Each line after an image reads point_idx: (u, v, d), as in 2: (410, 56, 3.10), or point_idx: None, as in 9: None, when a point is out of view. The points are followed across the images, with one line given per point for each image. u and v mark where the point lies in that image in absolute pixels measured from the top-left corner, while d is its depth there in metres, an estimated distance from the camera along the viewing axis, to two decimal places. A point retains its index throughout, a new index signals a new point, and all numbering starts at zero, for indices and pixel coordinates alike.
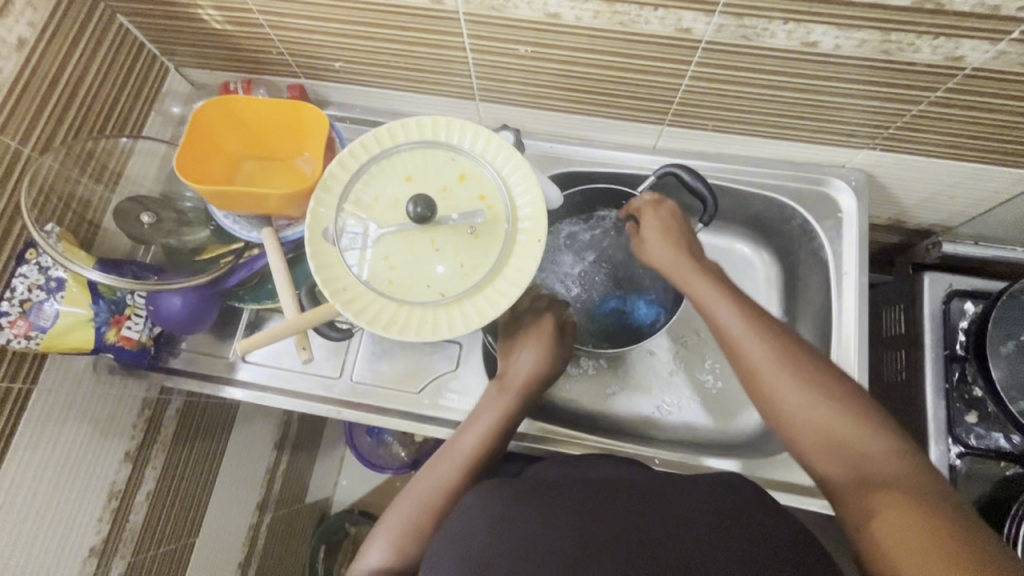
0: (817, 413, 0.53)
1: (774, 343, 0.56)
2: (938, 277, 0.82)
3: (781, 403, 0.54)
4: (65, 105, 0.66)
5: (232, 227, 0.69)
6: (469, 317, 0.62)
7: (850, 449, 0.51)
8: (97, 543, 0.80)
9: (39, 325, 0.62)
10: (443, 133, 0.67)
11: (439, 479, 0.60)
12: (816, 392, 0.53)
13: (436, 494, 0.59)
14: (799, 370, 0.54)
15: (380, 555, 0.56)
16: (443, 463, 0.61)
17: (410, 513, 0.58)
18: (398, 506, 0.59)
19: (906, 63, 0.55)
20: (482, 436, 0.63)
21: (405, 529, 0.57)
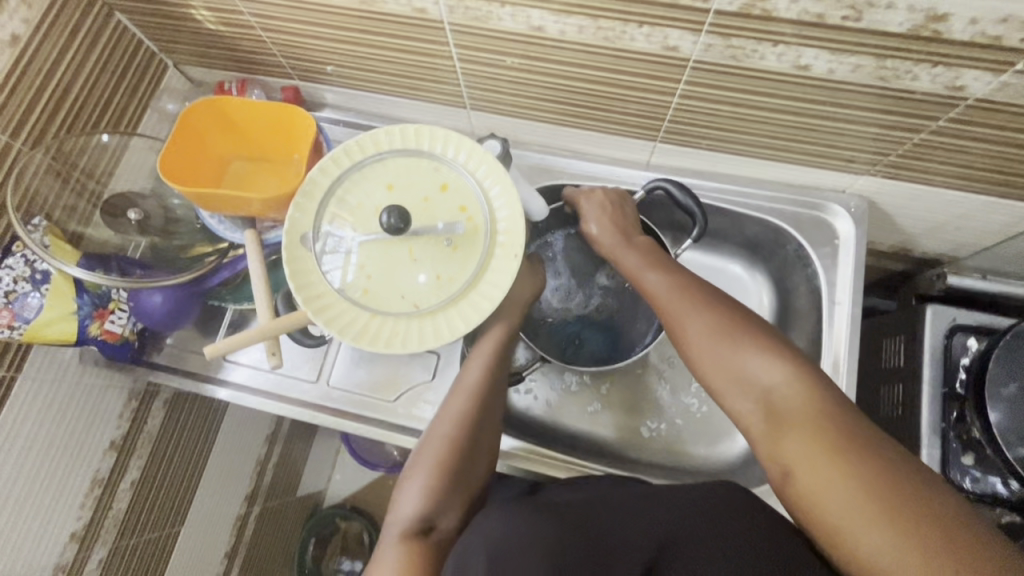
0: (724, 353, 0.54)
1: (685, 294, 0.59)
2: (942, 310, 0.78)
3: (697, 346, 0.55)
4: (58, 100, 0.67)
5: (217, 227, 0.70)
6: (439, 330, 0.61)
7: (759, 381, 0.51)
8: (79, 529, 0.82)
9: (22, 316, 0.63)
10: (427, 142, 0.66)
11: (456, 416, 0.62)
12: (725, 330, 0.55)
13: (453, 431, 0.61)
14: (710, 316, 0.56)
15: (416, 502, 0.57)
16: (454, 404, 0.63)
17: (434, 455, 0.59)
18: (422, 454, 0.60)
19: (904, 90, 0.52)
20: (486, 371, 0.65)
21: (433, 474, 0.58)
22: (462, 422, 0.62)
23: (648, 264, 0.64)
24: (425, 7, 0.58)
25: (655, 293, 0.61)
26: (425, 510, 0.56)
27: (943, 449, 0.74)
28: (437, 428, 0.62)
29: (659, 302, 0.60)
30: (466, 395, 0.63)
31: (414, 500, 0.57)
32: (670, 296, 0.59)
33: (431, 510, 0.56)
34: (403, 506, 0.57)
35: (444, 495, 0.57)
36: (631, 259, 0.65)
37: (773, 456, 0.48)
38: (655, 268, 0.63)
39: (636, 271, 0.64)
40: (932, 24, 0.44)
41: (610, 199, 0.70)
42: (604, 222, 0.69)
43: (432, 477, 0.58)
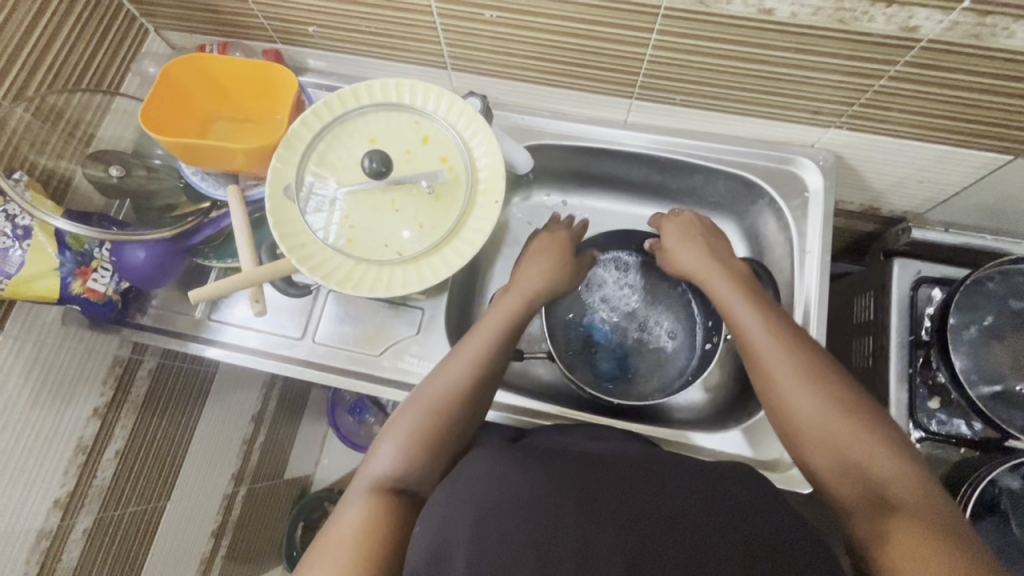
0: (825, 423, 0.52)
1: (794, 345, 0.57)
2: (908, 263, 0.81)
3: (794, 408, 0.54)
4: (37, 55, 0.67)
5: (200, 183, 0.71)
6: (424, 276, 0.63)
7: (858, 459, 0.51)
8: (63, 496, 0.81)
9: (3, 270, 0.63)
10: (407, 96, 0.67)
11: (444, 386, 0.61)
12: (835, 399, 0.53)
13: (440, 402, 0.60)
14: (815, 380, 0.54)
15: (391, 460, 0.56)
16: (448, 377, 0.61)
17: (414, 422, 0.58)
18: (403, 417, 0.59)
19: (863, 33, 0.54)
20: (481, 350, 0.63)
21: (410, 440, 0.57)
22: (449, 399, 0.60)
23: (744, 304, 0.62)
24: None
25: (751, 335, 0.59)
26: (400, 468, 0.56)
27: (911, 394, 0.77)
28: (421, 396, 0.61)
29: (756, 344, 0.58)
30: (460, 372, 0.62)
31: (390, 457, 0.57)
32: (765, 345, 0.58)
33: (405, 469, 0.56)
34: (379, 460, 0.57)
35: (421, 456, 0.57)
36: (724, 292, 0.64)
37: (870, 533, 0.48)
38: (753, 308, 0.61)
39: (730, 307, 0.63)
40: None
41: (697, 231, 0.73)
42: (695, 256, 0.71)
43: (411, 441, 0.57)
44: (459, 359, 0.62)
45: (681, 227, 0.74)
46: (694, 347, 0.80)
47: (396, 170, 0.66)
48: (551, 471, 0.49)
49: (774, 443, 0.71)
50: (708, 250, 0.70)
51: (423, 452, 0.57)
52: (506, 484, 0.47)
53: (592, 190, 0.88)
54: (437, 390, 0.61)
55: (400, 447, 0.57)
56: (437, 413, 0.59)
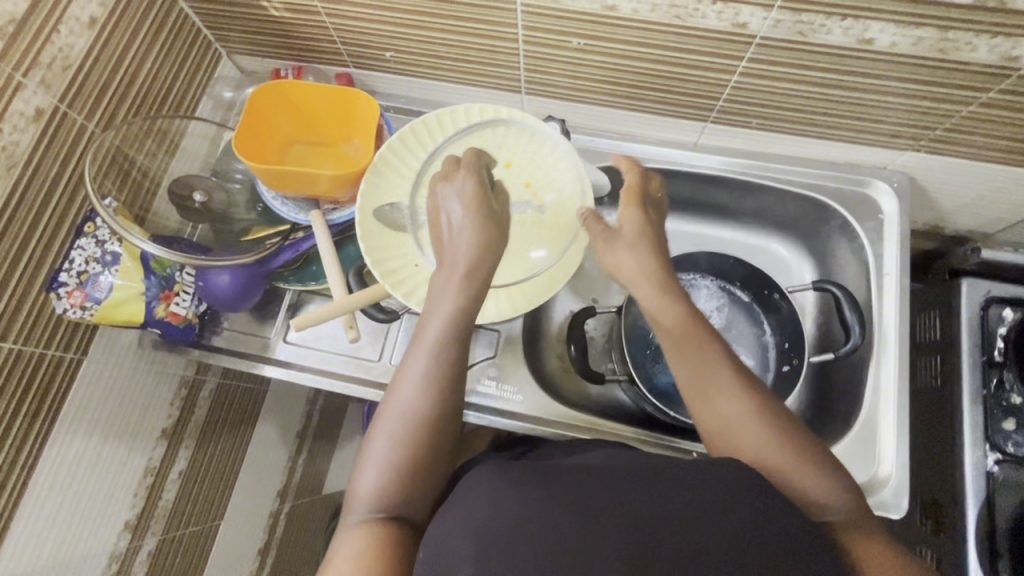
0: (777, 459, 0.49)
1: (730, 374, 0.53)
2: (977, 283, 0.82)
3: (748, 446, 0.50)
4: (126, 82, 0.68)
5: (280, 208, 0.71)
6: (515, 302, 0.65)
7: (793, 480, 0.48)
8: (131, 518, 0.81)
9: (94, 297, 0.63)
10: (490, 122, 0.68)
11: (407, 408, 0.50)
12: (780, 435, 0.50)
13: (408, 424, 0.49)
14: (759, 414, 0.51)
15: (371, 491, 0.47)
16: (405, 393, 0.50)
17: (388, 451, 0.49)
18: (376, 444, 0.49)
19: (961, 61, 0.55)
20: (436, 350, 0.51)
21: (389, 471, 0.48)
22: (419, 422, 0.49)
23: (699, 327, 0.54)
24: None
25: (700, 360, 0.53)
26: (388, 495, 0.47)
27: (985, 415, 0.77)
28: (386, 420, 0.50)
29: (705, 374, 0.53)
30: (418, 393, 0.50)
31: (372, 486, 0.48)
32: (701, 386, 0.53)
33: (389, 500, 0.47)
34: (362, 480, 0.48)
35: (405, 485, 0.48)
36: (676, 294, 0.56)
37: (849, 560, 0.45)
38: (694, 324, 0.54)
39: (673, 328, 0.55)
40: None
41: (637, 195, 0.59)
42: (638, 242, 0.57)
43: (392, 465, 0.48)
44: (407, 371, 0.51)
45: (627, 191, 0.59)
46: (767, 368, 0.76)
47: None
48: (580, 487, 0.39)
49: (857, 464, 0.67)
50: (652, 253, 0.57)
51: (410, 479, 0.48)
52: (517, 496, 0.37)
53: None
54: (401, 408, 0.50)
55: (385, 471, 0.48)
56: (410, 434, 0.49)
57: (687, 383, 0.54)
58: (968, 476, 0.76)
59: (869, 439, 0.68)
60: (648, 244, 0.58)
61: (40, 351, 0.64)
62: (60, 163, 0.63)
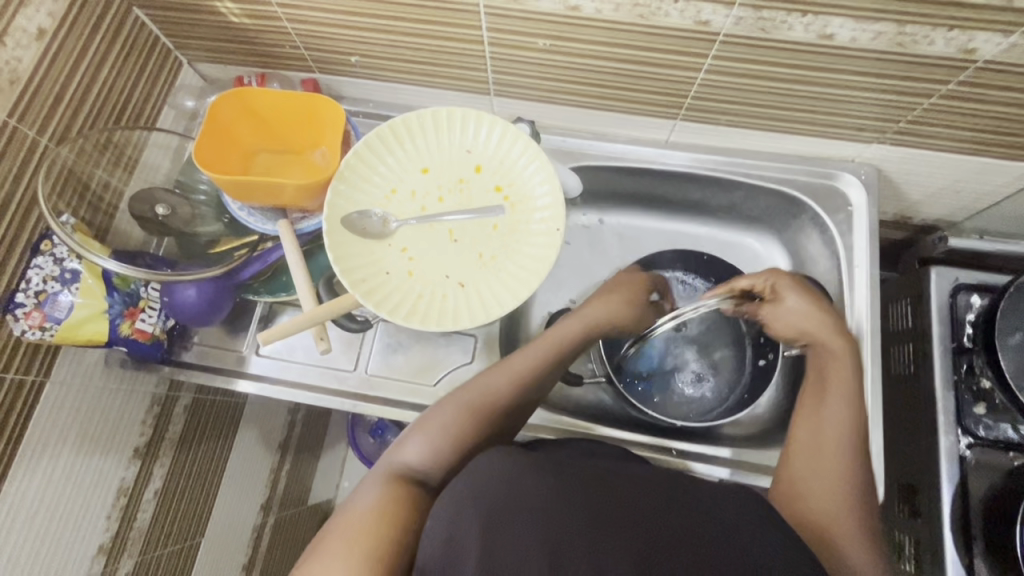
0: (836, 508, 0.52)
1: (851, 447, 0.55)
2: (945, 271, 0.82)
3: (819, 483, 0.53)
4: (81, 95, 0.66)
5: (247, 219, 0.69)
6: (487, 305, 0.63)
7: (838, 532, 0.50)
8: (106, 540, 0.79)
9: (54, 317, 0.61)
10: (458, 125, 0.68)
11: (489, 388, 0.57)
12: (851, 497, 0.52)
13: (479, 405, 0.56)
14: (852, 471, 0.54)
15: (418, 450, 0.53)
16: (490, 377, 0.58)
17: (454, 416, 0.55)
18: (440, 409, 0.56)
19: (919, 55, 0.56)
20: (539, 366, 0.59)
21: (449, 433, 0.54)
22: (495, 402, 0.57)
23: (844, 392, 0.58)
24: None
25: (831, 422, 0.56)
26: (433, 465, 0.53)
27: (958, 400, 0.78)
28: (460, 392, 0.57)
29: (826, 436, 0.56)
30: (505, 380, 0.58)
31: (419, 448, 0.53)
32: (824, 423, 0.57)
33: (434, 461, 0.53)
34: (408, 449, 0.53)
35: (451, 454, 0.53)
36: (833, 366, 0.60)
37: None
38: (844, 388, 0.58)
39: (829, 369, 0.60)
40: None
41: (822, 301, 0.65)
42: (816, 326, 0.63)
43: (447, 435, 0.54)
44: (506, 366, 0.59)
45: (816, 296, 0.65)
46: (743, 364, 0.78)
47: (452, 200, 0.68)
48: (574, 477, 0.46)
49: None
50: (825, 323, 0.63)
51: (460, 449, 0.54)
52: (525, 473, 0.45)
53: (629, 209, 0.87)
54: (483, 392, 0.57)
55: (435, 439, 0.53)
56: (481, 410, 0.56)
57: (805, 438, 0.56)
58: (942, 460, 0.77)
59: None
60: (825, 320, 0.63)
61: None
62: (13, 180, 0.60)
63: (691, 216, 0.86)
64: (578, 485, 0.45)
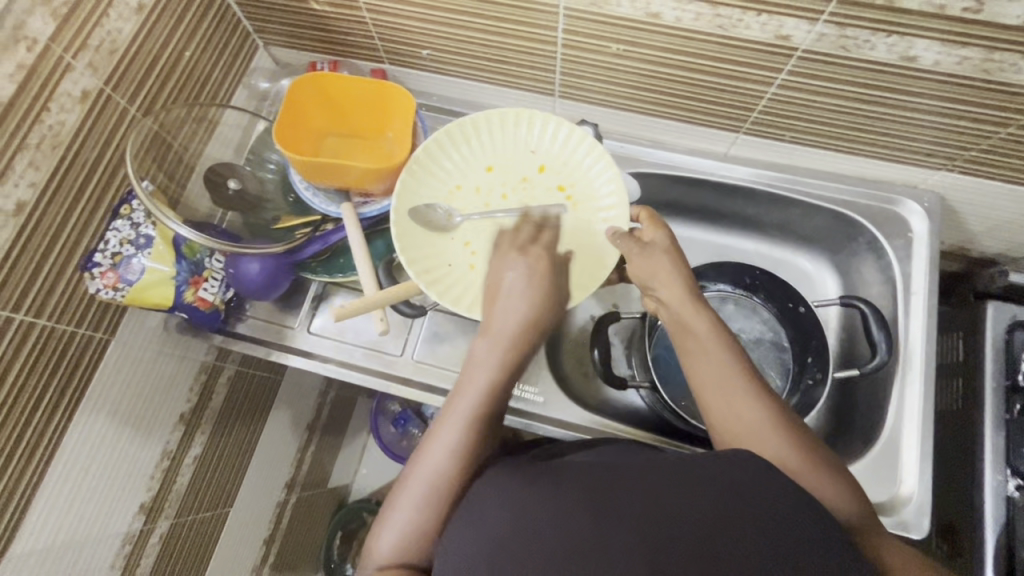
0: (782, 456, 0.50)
1: (753, 398, 0.52)
2: (1003, 307, 0.81)
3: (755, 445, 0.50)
4: (167, 69, 0.69)
5: (312, 199, 0.71)
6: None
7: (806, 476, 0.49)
8: (146, 500, 0.81)
9: (126, 279, 0.64)
10: (524, 125, 0.69)
11: (435, 464, 0.49)
12: (784, 434, 0.50)
13: (433, 491, 0.49)
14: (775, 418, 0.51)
15: (391, 545, 0.48)
16: (433, 452, 0.50)
17: (413, 504, 0.49)
18: (401, 496, 0.50)
19: (1003, 82, 0.55)
20: (472, 418, 0.50)
21: (415, 522, 0.49)
22: (445, 479, 0.49)
23: (721, 353, 0.54)
24: None
25: (725, 381, 0.53)
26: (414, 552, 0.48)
27: (1007, 439, 0.76)
28: (410, 476, 0.50)
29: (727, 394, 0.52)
30: (448, 449, 0.49)
31: (393, 538, 0.49)
32: (725, 390, 0.52)
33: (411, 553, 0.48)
34: (384, 538, 0.49)
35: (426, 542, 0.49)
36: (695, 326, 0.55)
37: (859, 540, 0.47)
38: (711, 342, 0.54)
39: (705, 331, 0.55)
40: None
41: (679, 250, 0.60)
42: (671, 284, 0.57)
43: (416, 526, 0.48)
44: (439, 435, 0.50)
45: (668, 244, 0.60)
46: None
47: (514, 198, 0.69)
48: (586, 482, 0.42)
49: (877, 485, 0.67)
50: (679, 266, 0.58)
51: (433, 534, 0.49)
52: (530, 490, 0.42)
53: (680, 219, 0.87)
54: (431, 474, 0.49)
55: (406, 536, 0.48)
56: (438, 490, 0.49)
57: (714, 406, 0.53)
58: (987, 500, 0.75)
59: (891, 461, 0.68)
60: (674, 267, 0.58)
61: (70, 330, 0.65)
62: (101, 146, 0.63)
63: (742, 231, 0.86)
64: (585, 488, 0.41)
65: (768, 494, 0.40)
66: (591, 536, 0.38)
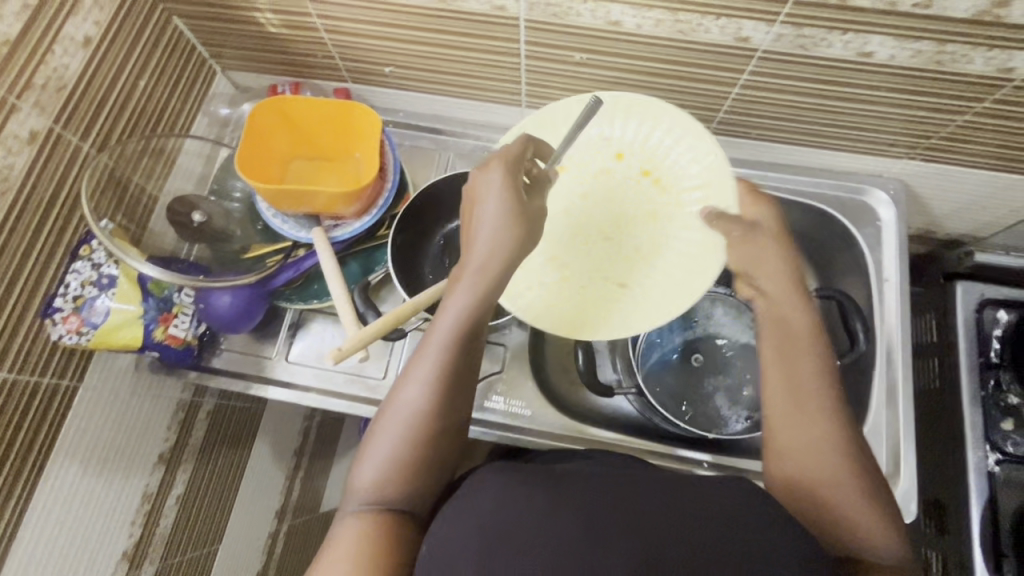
0: (823, 472, 0.45)
1: (825, 406, 0.47)
2: (971, 287, 0.83)
3: (797, 450, 0.46)
4: (121, 102, 0.67)
5: (281, 226, 0.69)
6: (653, 301, 0.64)
7: (842, 503, 0.44)
8: (129, 547, 0.79)
9: (90, 322, 0.62)
10: (618, 113, 0.67)
11: (411, 405, 0.47)
12: (835, 448, 0.45)
13: (411, 427, 0.46)
14: (832, 430, 0.46)
15: (365, 486, 0.46)
16: (410, 391, 0.47)
17: (389, 444, 0.46)
18: (376, 433, 0.47)
19: (957, 72, 0.57)
20: (448, 355, 0.47)
21: (392, 464, 0.46)
22: (420, 420, 0.47)
23: (804, 345, 0.49)
24: (505, 4, 0.59)
25: (797, 380, 0.48)
26: (387, 499, 0.46)
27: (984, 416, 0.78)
28: (387, 414, 0.48)
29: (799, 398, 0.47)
30: (424, 387, 0.47)
31: (369, 481, 0.46)
32: (789, 382, 0.48)
33: (387, 497, 0.46)
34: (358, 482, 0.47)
35: (403, 486, 0.46)
36: (785, 315, 0.50)
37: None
38: (803, 336, 0.49)
39: (794, 323, 0.50)
40: (994, 10, 0.49)
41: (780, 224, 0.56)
42: (774, 276, 0.52)
43: (392, 467, 0.46)
44: (417, 370, 0.48)
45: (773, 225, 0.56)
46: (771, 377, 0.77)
47: (627, 191, 0.69)
48: (582, 493, 0.40)
49: None
50: (784, 251, 0.53)
51: (408, 477, 0.46)
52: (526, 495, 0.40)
53: None
54: (408, 414, 0.47)
55: (384, 472, 0.46)
56: (415, 431, 0.46)
57: (779, 403, 0.48)
58: (970, 477, 0.77)
59: (875, 447, 0.69)
60: (780, 245, 0.54)
61: (35, 380, 0.62)
62: (54, 186, 0.61)
63: None
64: (583, 499, 0.39)
65: (749, 507, 0.41)
66: (580, 541, 0.37)
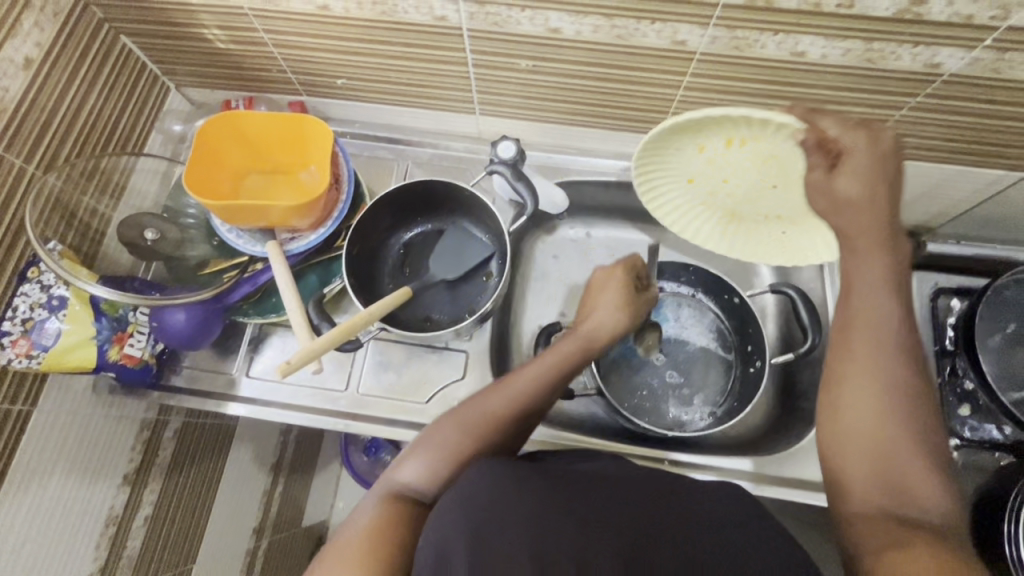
0: (876, 428, 0.46)
1: (893, 363, 0.47)
2: (924, 275, 0.81)
3: (851, 408, 0.48)
4: (68, 122, 0.66)
5: (236, 240, 0.69)
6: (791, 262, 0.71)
7: (898, 461, 0.45)
8: (94, 572, 0.77)
9: (40, 344, 0.61)
10: (707, 121, 0.56)
11: (488, 413, 0.55)
12: (895, 409, 0.46)
13: (482, 429, 0.54)
14: (896, 391, 0.47)
15: (419, 471, 0.52)
16: (491, 401, 0.56)
17: (454, 436, 0.54)
18: (440, 426, 0.55)
19: (888, 69, 0.58)
20: (543, 389, 0.58)
21: (451, 455, 0.53)
22: (493, 426, 0.55)
23: (874, 295, 0.48)
24: (446, 14, 0.60)
25: (871, 331, 0.48)
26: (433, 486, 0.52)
27: None
28: (458, 413, 0.56)
29: (854, 355, 0.48)
30: (506, 402, 0.56)
31: (421, 466, 0.52)
32: (857, 332, 0.49)
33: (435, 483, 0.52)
34: (407, 468, 0.52)
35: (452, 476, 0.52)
36: (862, 276, 0.48)
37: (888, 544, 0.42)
38: (873, 281, 0.48)
39: (859, 276, 0.49)
40: (915, 7, 0.50)
41: (884, 162, 0.46)
42: (863, 212, 0.47)
43: (450, 457, 0.53)
44: (511, 389, 0.57)
45: (870, 158, 0.46)
46: (732, 374, 0.78)
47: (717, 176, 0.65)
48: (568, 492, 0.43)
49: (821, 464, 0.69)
50: (882, 178, 0.47)
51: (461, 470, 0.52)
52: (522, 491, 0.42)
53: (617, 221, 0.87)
54: (483, 417, 0.55)
55: (439, 460, 0.52)
56: (482, 432, 0.54)
57: (853, 358, 0.48)
58: None
59: None
60: (874, 172, 0.46)
61: None
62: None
63: None
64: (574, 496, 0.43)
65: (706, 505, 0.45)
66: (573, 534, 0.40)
